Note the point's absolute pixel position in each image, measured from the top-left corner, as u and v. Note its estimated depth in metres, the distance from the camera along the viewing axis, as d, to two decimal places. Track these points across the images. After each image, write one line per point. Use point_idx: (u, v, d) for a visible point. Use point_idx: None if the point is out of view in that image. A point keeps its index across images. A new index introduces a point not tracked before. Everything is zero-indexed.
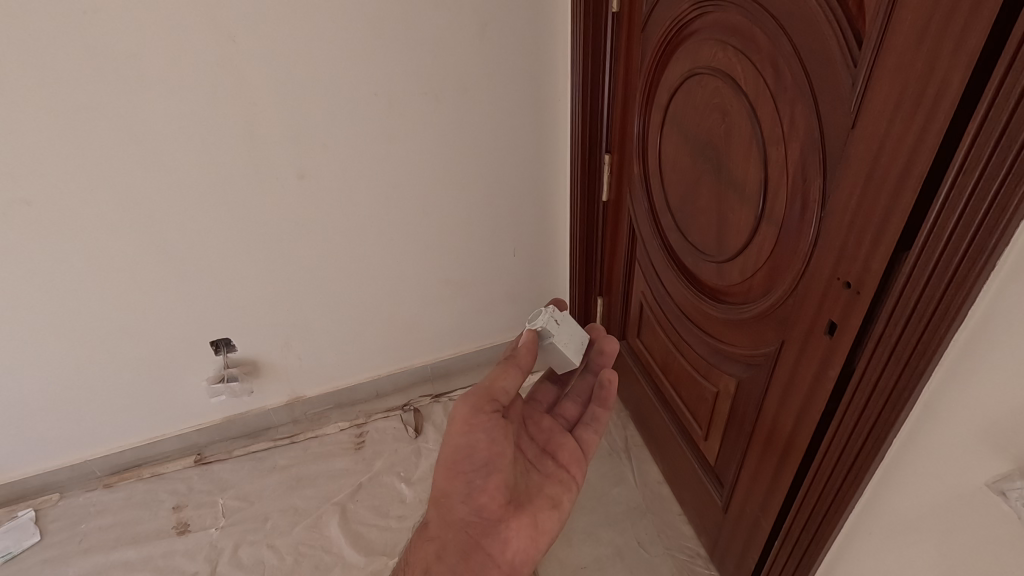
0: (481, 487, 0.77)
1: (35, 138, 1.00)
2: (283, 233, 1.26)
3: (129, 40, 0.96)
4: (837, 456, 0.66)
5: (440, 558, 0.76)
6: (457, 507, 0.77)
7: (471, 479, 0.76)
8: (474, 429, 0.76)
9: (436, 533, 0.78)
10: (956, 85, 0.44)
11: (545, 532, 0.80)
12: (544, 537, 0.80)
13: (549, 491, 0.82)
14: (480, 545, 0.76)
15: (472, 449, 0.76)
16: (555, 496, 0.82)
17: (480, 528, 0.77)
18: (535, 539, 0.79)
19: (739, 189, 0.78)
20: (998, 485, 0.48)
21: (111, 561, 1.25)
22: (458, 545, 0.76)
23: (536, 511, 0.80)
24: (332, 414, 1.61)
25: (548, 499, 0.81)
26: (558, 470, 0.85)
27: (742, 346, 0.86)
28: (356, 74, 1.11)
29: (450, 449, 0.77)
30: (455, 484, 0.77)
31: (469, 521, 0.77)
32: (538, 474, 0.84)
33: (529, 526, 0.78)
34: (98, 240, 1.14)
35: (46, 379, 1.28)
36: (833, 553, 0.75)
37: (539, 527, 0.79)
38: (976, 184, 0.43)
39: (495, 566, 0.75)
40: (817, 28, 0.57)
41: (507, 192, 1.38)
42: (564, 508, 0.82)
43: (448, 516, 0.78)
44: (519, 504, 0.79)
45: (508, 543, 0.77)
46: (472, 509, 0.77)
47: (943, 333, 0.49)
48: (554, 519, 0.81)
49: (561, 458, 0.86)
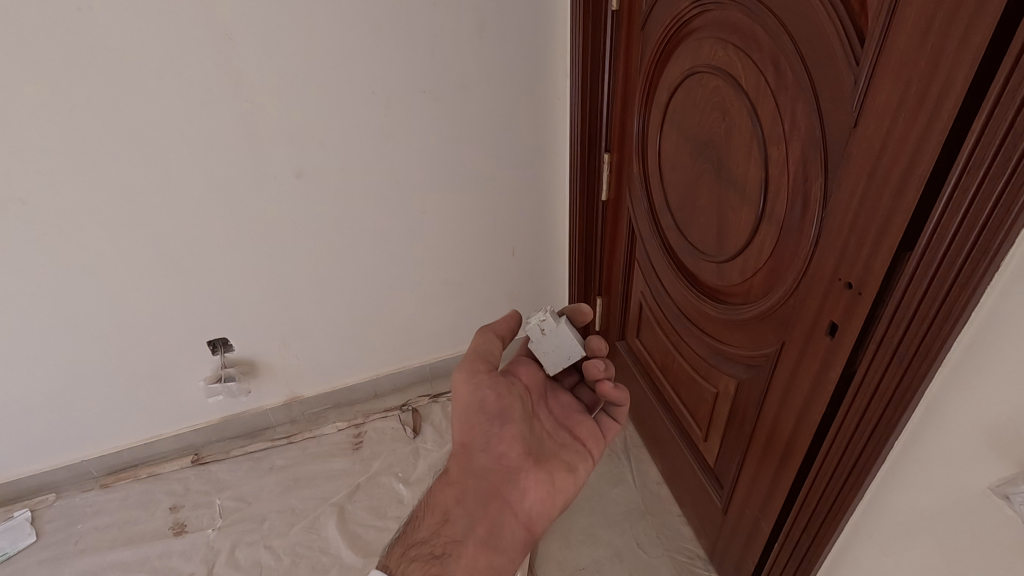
0: (499, 437, 0.76)
1: (29, 135, 0.99)
2: (280, 232, 1.25)
3: (124, 37, 0.95)
4: (839, 457, 0.65)
5: (460, 503, 0.72)
6: (477, 455, 0.75)
7: (489, 428, 0.76)
8: (477, 382, 0.77)
9: (456, 479, 0.74)
10: (960, 84, 0.43)
11: (561, 494, 0.77)
12: (559, 500, 0.77)
13: (565, 456, 0.79)
14: (501, 494, 0.73)
15: (483, 400, 0.77)
16: (572, 461, 0.79)
17: (500, 477, 0.74)
18: (552, 496, 0.76)
19: (739, 189, 0.77)
20: (1002, 488, 0.48)
21: (107, 562, 1.24)
22: (479, 493, 0.73)
23: (553, 469, 0.77)
24: (329, 414, 1.60)
25: (564, 463, 0.79)
26: (576, 442, 0.82)
27: (742, 347, 0.85)
28: (355, 73, 1.10)
29: (461, 403, 0.78)
30: (474, 433, 0.76)
31: (491, 469, 0.75)
32: (555, 442, 0.81)
33: (546, 482, 0.76)
34: (94, 239, 1.13)
35: (42, 379, 1.27)
36: (833, 555, 0.74)
37: (556, 487, 0.76)
38: (980, 182, 0.42)
39: (514, 517, 0.73)
40: (819, 25, 0.56)
41: (506, 191, 1.37)
42: (581, 475, 0.79)
43: (469, 465, 0.75)
44: (537, 460, 0.77)
45: (527, 495, 0.74)
46: (492, 457, 0.75)
47: (947, 334, 0.48)
48: (570, 482, 0.78)
49: (579, 433, 0.83)
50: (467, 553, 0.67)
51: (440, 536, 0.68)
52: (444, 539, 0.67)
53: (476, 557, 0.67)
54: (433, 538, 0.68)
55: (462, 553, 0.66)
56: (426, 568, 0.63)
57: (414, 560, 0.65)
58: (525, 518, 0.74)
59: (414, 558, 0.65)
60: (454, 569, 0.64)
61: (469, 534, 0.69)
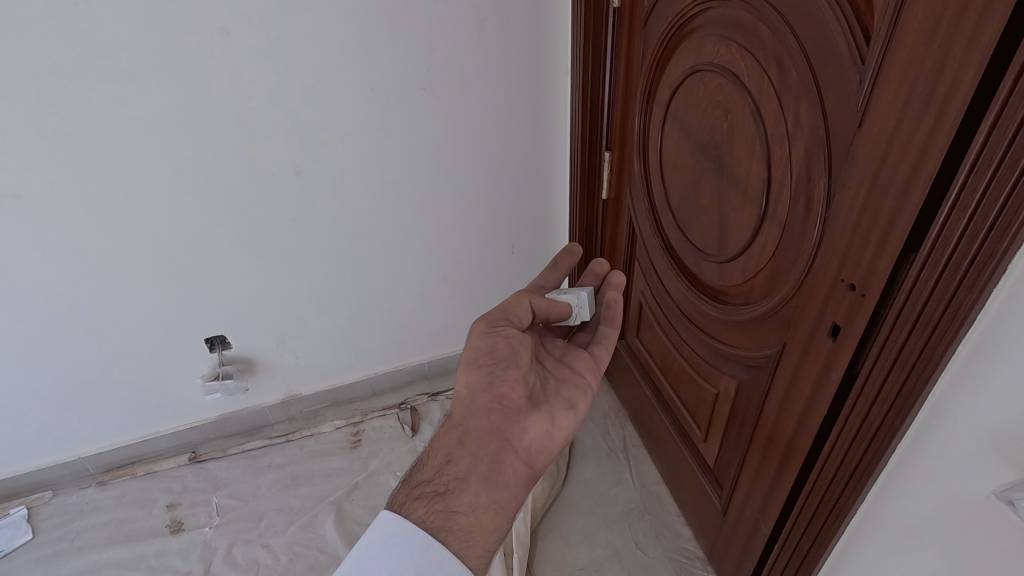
0: (501, 378, 0.73)
1: (22, 131, 0.98)
2: (278, 230, 1.24)
3: (119, 31, 0.94)
4: (840, 460, 0.65)
5: (463, 444, 0.69)
6: (478, 394, 0.71)
7: (492, 370, 0.72)
8: (497, 332, 0.74)
9: (458, 421, 0.71)
10: (967, 84, 0.43)
11: (562, 431, 0.74)
12: (560, 436, 0.74)
13: (566, 393, 0.77)
14: (502, 433, 0.70)
15: (493, 347, 0.73)
16: (571, 397, 0.77)
17: (502, 417, 0.71)
18: (550, 435, 0.73)
19: (741, 188, 0.77)
20: (1007, 494, 0.46)
21: (103, 560, 1.24)
22: (480, 431, 0.70)
23: (554, 408, 0.74)
24: (327, 412, 1.60)
25: (565, 398, 0.76)
26: (576, 376, 0.81)
27: (743, 348, 0.85)
28: (353, 68, 1.09)
29: (468, 347, 0.74)
30: (476, 374, 0.72)
31: (491, 408, 0.71)
32: (555, 378, 0.79)
33: (545, 421, 0.73)
34: (89, 236, 1.12)
35: (37, 377, 1.27)
36: (834, 557, 0.74)
37: (557, 424, 0.74)
38: (986, 187, 0.42)
39: (515, 454, 0.70)
40: (824, 24, 0.55)
41: (506, 189, 1.36)
42: (581, 411, 0.77)
43: (470, 406, 0.71)
44: (537, 400, 0.74)
45: (527, 432, 0.71)
46: (493, 397, 0.72)
47: (950, 338, 0.48)
48: (570, 419, 0.75)
49: (578, 367, 0.82)
50: (471, 490, 0.66)
51: (443, 475, 0.67)
52: (447, 479, 0.66)
53: (479, 493, 0.66)
54: (436, 478, 0.67)
55: (466, 489, 0.66)
56: (430, 508, 0.63)
57: (418, 499, 0.65)
58: (525, 454, 0.71)
59: (418, 498, 0.65)
60: (458, 506, 0.64)
61: (472, 472, 0.67)
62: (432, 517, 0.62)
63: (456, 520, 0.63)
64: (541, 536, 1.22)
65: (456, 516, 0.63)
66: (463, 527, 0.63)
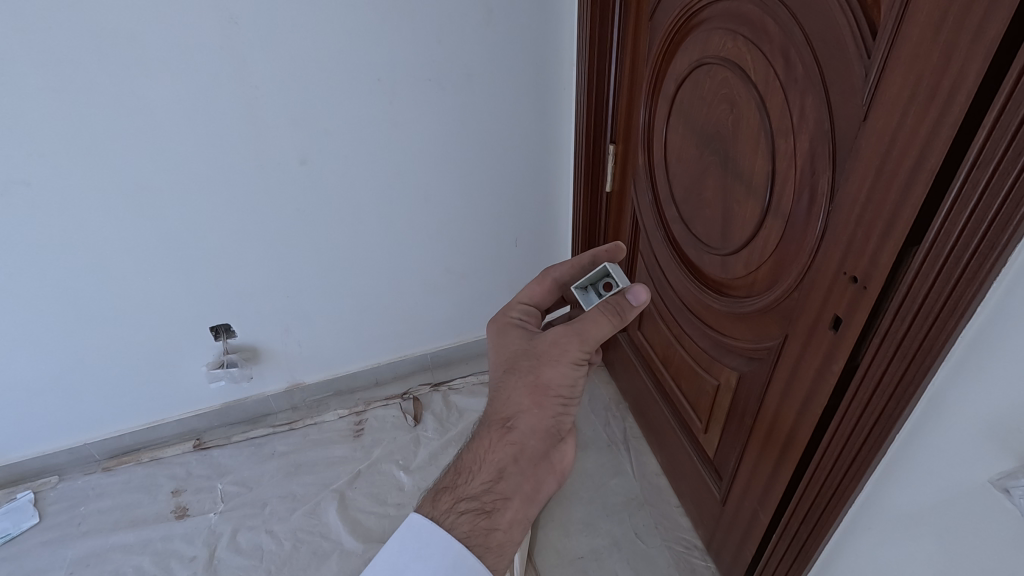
0: (570, 411, 0.74)
1: (29, 117, 0.98)
2: (284, 218, 1.25)
3: (126, 17, 0.94)
4: (839, 450, 0.66)
5: (516, 462, 0.70)
6: (547, 418, 0.72)
7: (567, 402, 0.73)
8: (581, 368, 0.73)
9: (517, 438, 0.71)
10: (972, 79, 0.43)
11: None
12: None
13: None
14: (549, 457, 0.73)
15: (576, 381, 0.73)
16: None
17: (550, 443, 0.73)
18: None
19: (745, 181, 0.77)
20: (1002, 482, 0.48)
21: (110, 544, 1.26)
22: (536, 452, 0.71)
23: None
24: (332, 401, 1.62)
25: None
26: None
27: (745, 340, 0.86)
28: (359, 59, 1.09)
29: (556, 369, 0.72)
30: (550, 401, 0.72)
31: (551, 433, 0.72)
32: None
33: None
34: (95, 223, 1.13)
35: (45, 362, 1.28)
36: (833, 547, 0.75)
37: None
38: (989, 178, 0.42)
39: (553, 475, 0.74)
40: (832, 19, 0.55)
41: (511, 180, 1.37)
42: None
43: (536, 426, 0.71)
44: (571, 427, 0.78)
45: (567, 455, 0.76)
46: (556, 423, 0.73)
47: (951, 329, 0.49)
48: None
49: None
50: (513, 508, 0.68)
51: (491, 493, 0.67)
52: (494, 497, 0.67)
53: (519, 511, 0.68)
54: (483, 494, 0.67)
55: (509, 508, 0.67)
56: (476, 523, 0.65)
57: (463, 513, 0.66)
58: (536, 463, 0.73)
59: (463, 512, 0.66)
60: (500, 523, 0.66)
61: (517, 492, 0.69)
62: (475, 533, 0.64)
63: (496, 537, 0.65)
64: (541, 525, 1.23)
65: (496, 533, 0.65)
66: (500, 543, 0.65)
